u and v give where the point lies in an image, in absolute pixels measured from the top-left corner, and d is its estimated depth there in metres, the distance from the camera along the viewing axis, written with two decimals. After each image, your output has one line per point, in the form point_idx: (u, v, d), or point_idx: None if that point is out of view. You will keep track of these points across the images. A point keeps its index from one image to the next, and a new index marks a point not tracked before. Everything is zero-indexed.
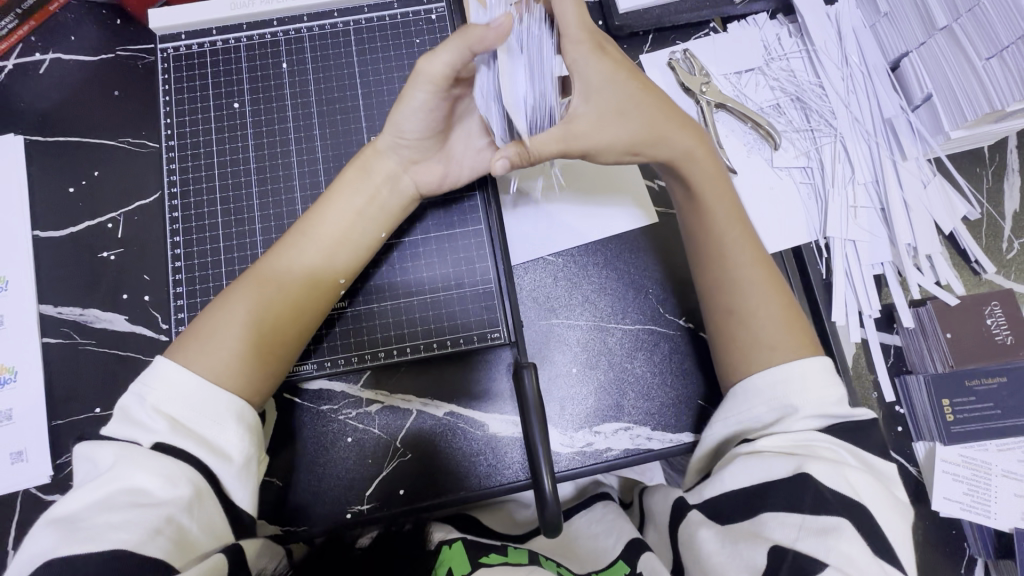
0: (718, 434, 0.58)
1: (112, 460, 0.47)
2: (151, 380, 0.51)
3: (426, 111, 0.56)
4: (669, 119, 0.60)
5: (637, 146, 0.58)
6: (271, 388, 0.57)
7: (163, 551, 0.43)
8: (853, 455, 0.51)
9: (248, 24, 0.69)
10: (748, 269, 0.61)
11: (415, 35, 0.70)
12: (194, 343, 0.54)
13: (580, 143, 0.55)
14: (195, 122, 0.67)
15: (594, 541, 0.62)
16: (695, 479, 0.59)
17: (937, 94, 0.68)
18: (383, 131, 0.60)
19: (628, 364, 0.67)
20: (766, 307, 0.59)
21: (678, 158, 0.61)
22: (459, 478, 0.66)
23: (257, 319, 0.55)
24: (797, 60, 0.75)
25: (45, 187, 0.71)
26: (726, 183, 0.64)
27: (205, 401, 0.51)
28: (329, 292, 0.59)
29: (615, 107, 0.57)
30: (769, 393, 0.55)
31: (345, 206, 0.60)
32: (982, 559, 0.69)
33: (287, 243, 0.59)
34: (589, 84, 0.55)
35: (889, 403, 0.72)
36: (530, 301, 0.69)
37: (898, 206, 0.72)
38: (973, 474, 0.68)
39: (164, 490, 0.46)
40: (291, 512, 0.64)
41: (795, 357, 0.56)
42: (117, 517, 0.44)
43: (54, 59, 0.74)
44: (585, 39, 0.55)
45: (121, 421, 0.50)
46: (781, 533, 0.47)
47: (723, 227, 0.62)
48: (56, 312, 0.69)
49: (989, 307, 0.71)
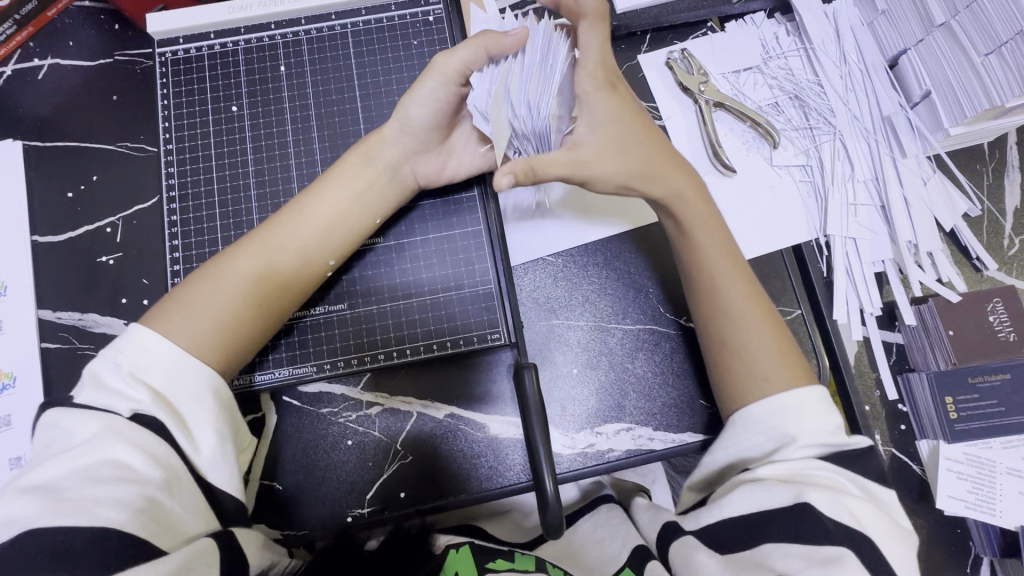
0: (716, 463, 0.58)
1: (90, 432, 0.46)
2: (126, 347, 0.51)
3: (434, 100, 0.59)
4: (663, 160, 0.61)
5: (634, 180, 0.60)
6: (244, 361, 0.57)
7: (148, 530, 0.43)
8: (856, 484, 0.51)
9: (246, 27, 0.69)
10: (741, 303, 0.60)
11: (413, 37, 0.70)
12: (177, 310, 0.54)
13: (582, 171, 0.57)
14: (194, 126, 0.67)
15: (599, 548, 0.62)
16: (691, 499, 0.60)
17: (936, 91, 0.68)
18: (391, 119, 0.61)
19: (629, 365, 0.67)
20: (761, 340, 0.59)
21: (672, 197, 0.61)
22: (460, 481, 0.65)
23: (243, 293, 0.56)
24: (795, 58, 0.75)
25: (45, 192, 0.71)
26: (719, 224, 0.63)
27: (180, 371, 0.51)
28: (317, 272, 0.60)
29: (619, 142, 0.59)
30: (766, 422, 0.55)
31: (341, 189, 0.60)
32: (988, 558, 0.69)
33: (279, 221, 0.59)
34: (596, 116, 0.57)
35: (891, 401, 0.72)
36: (530, 303, 0.69)
37: (898, 203, 0.72)
38: (978, 471, 0.68)
39: (147, 466, 0.46)
40: (292, 517, 0.64)
41: (786, 389, 0.56)
42: (102, 491, 0.43)
43: (53, 64, 0.74)
44: (600, 77, 0.57)
45: (93, 388, 0.49)
46: (785, 565, 0.46)
47: (712, 263, 0.61)
48: (55, 317, 0.69)
49: (991, 304, 0.70)
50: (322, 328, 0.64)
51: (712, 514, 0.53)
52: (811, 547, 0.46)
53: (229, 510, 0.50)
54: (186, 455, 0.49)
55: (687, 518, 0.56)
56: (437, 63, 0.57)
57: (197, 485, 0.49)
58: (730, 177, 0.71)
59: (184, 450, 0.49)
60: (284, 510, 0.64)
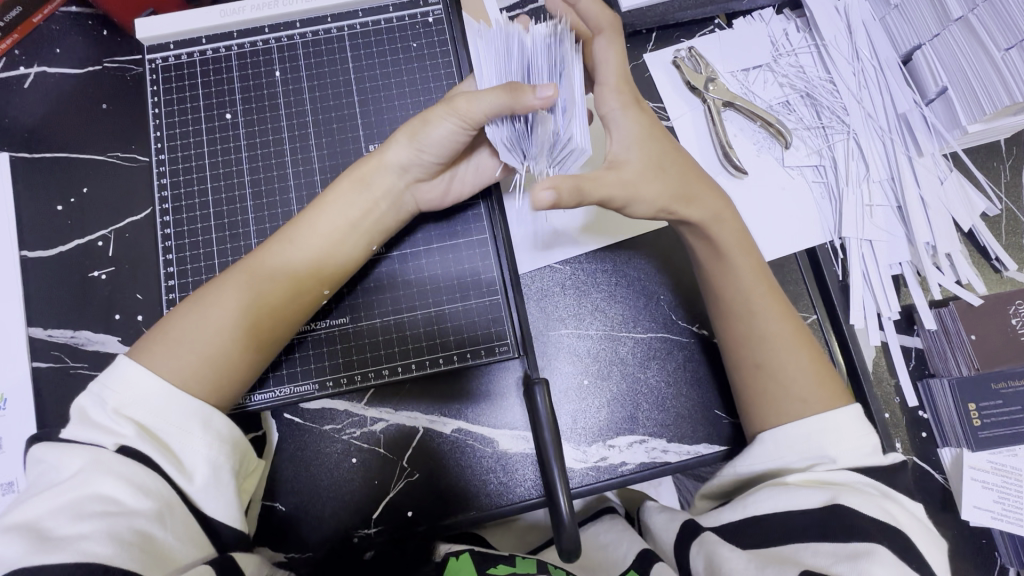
0: (739, 472, 0.57)
1: (78, 467, 0.45)
2: (114, 382, 0.50)
3: (449, 139, 0.56)
4: (698, 183, 0.60)
5: (675, 202, 0.57)
6: (237, 396, 0.55)
7: (138, 563, 0.42)
8: (880, 488, 0.51)
9: (239, 31, 0.67)
10: (777, 325, 0.59)
11: (412, 39, 0.68)
12: (164, 343, 0.52)
13: (626, 189, 0.54)
14: (186, 135, 0.65)
15: (605, 551, 0.58)
16: (706, 507, 0.59)
17: (953, 87, 0.66)
18: (397, 145, 0.58)
19: (642, 375, 0.65)
20: (797, 359, 0.58)
21: (709, 219, 0.60)
22: (470, 497, 0.63)
23: (232, 325, 0.53)
24: (806, 55, 0.73)
25: (33, 205, 0.69)
26: (753, 249, 0.62)
27: (166, 404, 0.49)
28: (310, 301, 0.58)
29: (655, 162, 0.57)
30: (801, 444, 0.55)
31: (337, 215, 0.58)
32: (1015, 568, 0.67)
33: (271, 248, 0.57)
34: (629, 135, 0.57)
35: (912, 408, 0.70)
36: (538, 312, 0.67)
37: (915, 203, 0.70)
38: (1004, 480, 0.66)
39: (136, 499, 0.45)
40: (294, 536, 0.62)
41: (823, 411, 0.55)
42: (88, 527, 0.42)
43: (40, 72, 0.71)
44: (626, 94, 0.57)
45: (80, 424, 0.48)
46: (816, 560, 0.45)
47: (748, 291, 0.60)
48: (46, 334, 0.66)
49: (1013, 306, 0.69)
50: (316, 346, 0.62)
51: (735, 514, 0.52)
52: (839, 543, 0.46)
53: (228, 535, 0.49)
54: (179, 484, 0.47)
55: (705, 516, 0.55)
56: (459, 109, 0.52)
57: (193, 512, 0.47)
58: (741, 179, 0.69)
59: (177, 480, 0.47)
60: (287, 531, 0.62)
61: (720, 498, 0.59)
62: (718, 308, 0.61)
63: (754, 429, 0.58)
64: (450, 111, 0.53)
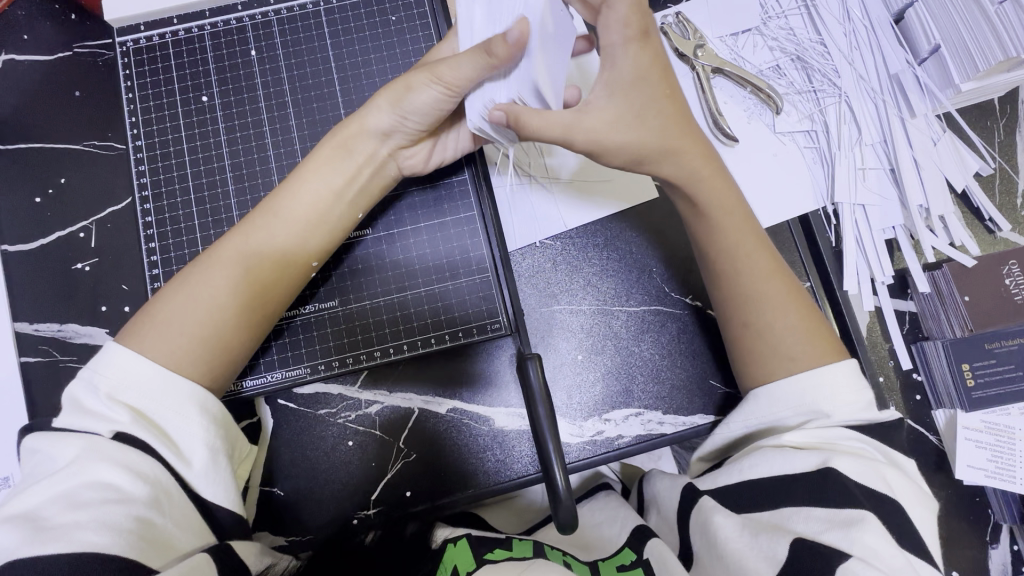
0: (736, 430, 0.57)
1: (73, 455, 0.44)
2: (104, 366, 0.49)
3: (432, 107, 0.55)
4: (682, 134, 0.58)
5: (646, 155, 0.57)
6: (231, 376, 0.55)
7: (136, 552, 0.41)
8: (881, 452, 0.50)
9: (211, 10, 0.65)
10: (764, 279, 0.58)
11: (391, 13, 0.66)
12: (151, 326, 0.51)
13: (589, 136, 0.54)
14: (162, 119, 0.63)
15: (598, 530, 0.58)
16: (700, 469, 0.59)
17: (946, 44, 0.66)
18: (375, 110, 0.56)
19: (635, 347, 0.65)
20: (784, 317, 0.57)
21: (685, 174, 0.58)
22: (468, 477, 0.63)
23: (222, 302, 0.53)
24: (796, 17, 0.72)
25: (11, 198, 0.67)
26: (733, 195, 0.61)
27: (160, 389, 0.49)
28: (300, 277, 0.57)
29: (637, 109, 0.55)
30: (792, 399, 0.54)
31: (321, 183, 0.57)
32: (1008, 524, 0.70)
33: (254, 223, 0.55)
34: (619, 76, 0.54)
35: (905, 371, 0.72)
36: (530, 288, 0.66)
37: (908, 165, 0.69)
38: (996, 439, 0.68)
39: (135, 485, 0.43)
40: (288, 522, 0.62)
41: (812, 367, 0.55)
42: (86, 515, 0.41)
43: (8, 60, 0.69)
44: (634, 24, 0.53)
45: (73, 412, 0.47)
46: (804, 527, 0.46)
47: (736, 237, 0.59)
48: (33, 329, 0.65)
49: (1007, 267, 0.69)
50: (292, 334, 0.61)
51: (732, 476, 0.51)
52: (832, 508, 0.45)
53: (228, 522, 0.48)
54: (177, 469, 0.46)
55: (702, 478, 0.54)
56: (442, 76, 0.51)
57: (192, 499, 0.47)
58: (731, 147, 0.68)
59: (175, 466, 0.46)
60: (288, 516, 0.62)
61: (714, 460, 0.59)
62: (709, 265, 0.60)
63: (749, 387, 0.58)
64: (433, 76, 0.52)
